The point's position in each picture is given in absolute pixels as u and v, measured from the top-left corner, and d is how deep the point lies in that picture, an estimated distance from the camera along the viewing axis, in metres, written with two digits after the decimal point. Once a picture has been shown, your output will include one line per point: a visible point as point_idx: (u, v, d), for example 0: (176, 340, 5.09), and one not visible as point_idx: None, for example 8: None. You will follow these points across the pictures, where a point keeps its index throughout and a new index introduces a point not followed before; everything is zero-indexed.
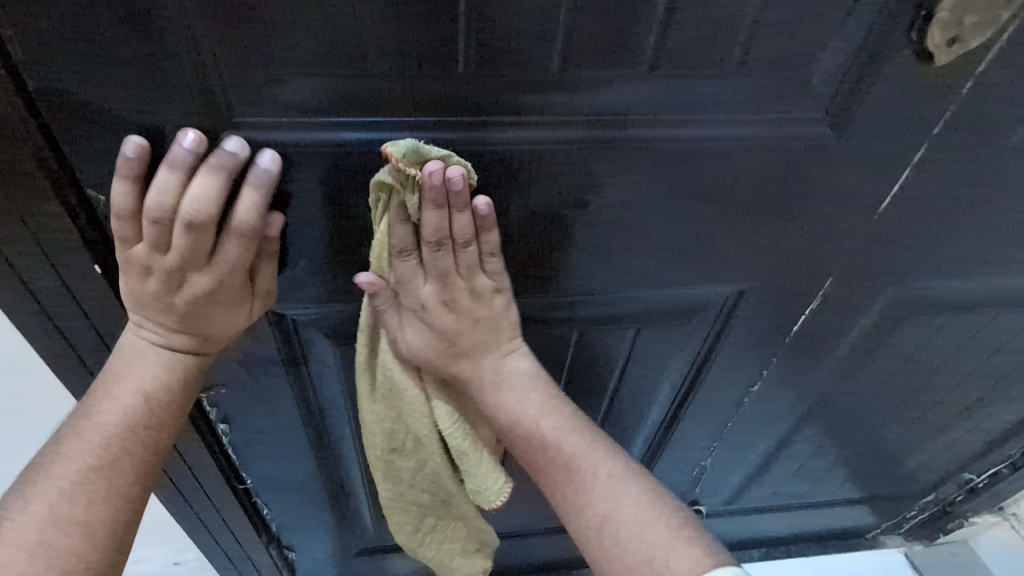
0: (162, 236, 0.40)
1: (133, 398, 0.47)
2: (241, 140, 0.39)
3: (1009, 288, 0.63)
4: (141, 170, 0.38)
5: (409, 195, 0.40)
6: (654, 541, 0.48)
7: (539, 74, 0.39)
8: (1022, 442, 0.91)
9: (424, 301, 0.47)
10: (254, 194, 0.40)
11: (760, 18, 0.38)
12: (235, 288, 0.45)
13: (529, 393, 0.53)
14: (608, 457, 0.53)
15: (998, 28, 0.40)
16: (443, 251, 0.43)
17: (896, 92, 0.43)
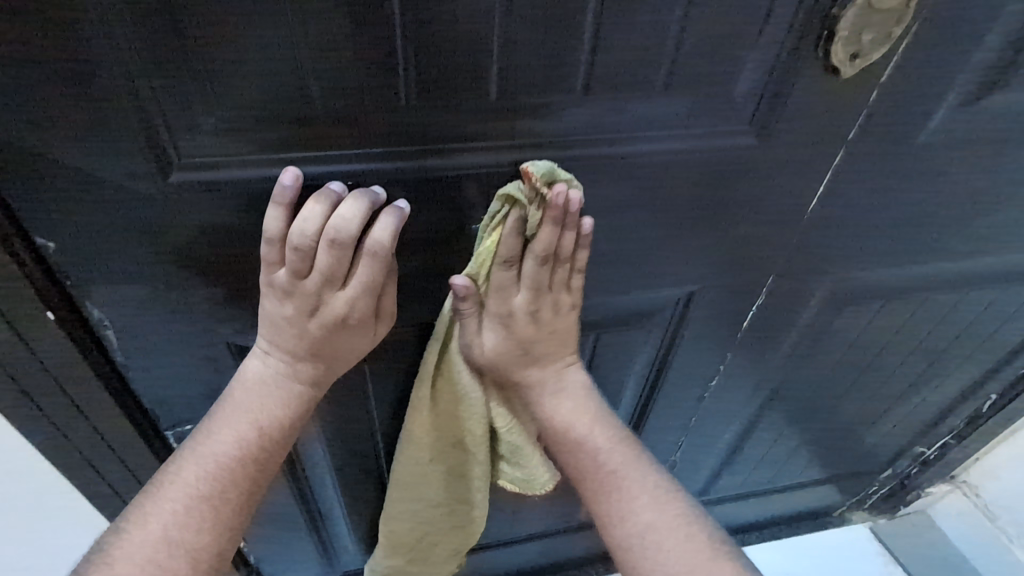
0: (305, 262, 0.44)
1: (246, 428, 0.52)
2: (342, 182, 0.43)
3: (938, 275, 0.68)
4: (291, 198, 0.41)
5: (533, 210, 0.43)
6: (695, 553, 0.54)
7: (478, 103, 0.42)
8: (965, 412, 0.97)
9: (509, 312, 0.51)
10: (392, 217, 0.43)
11: (681, 43, 0.42)
12: (362, 313, 0.48)
13: (585, 402, 0.59)
14: (653, 470, 0.58)
15: (895, 44, 0.44)
16: (533, 267, 0.47)
17: (810, 105, 0.46)
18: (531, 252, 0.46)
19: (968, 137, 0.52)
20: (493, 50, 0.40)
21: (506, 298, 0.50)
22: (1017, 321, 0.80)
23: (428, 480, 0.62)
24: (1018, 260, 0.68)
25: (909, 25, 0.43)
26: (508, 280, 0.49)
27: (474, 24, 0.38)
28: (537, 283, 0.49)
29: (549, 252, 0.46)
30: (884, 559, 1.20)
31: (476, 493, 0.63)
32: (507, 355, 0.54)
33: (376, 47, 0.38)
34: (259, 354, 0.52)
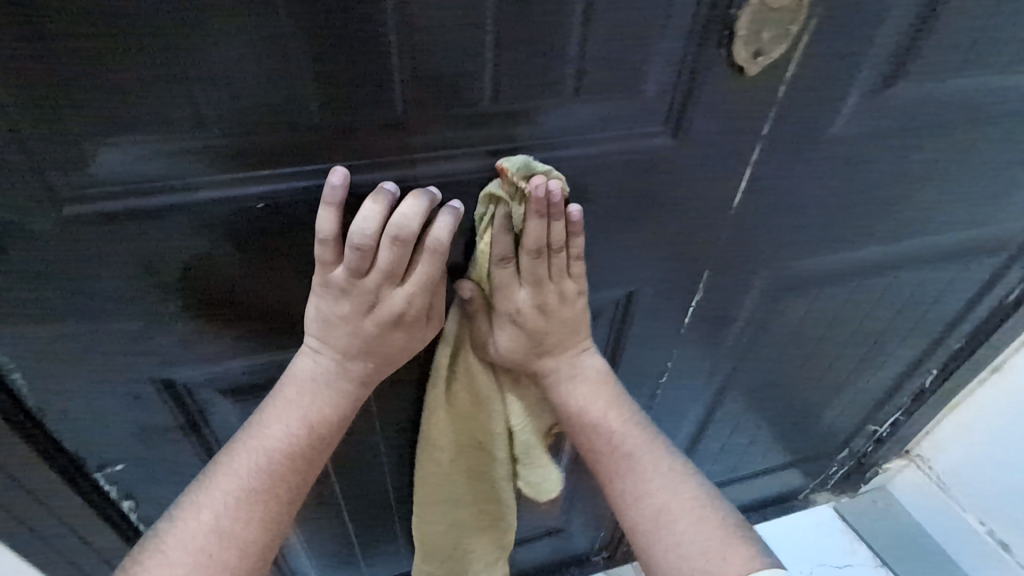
0: (365, 260, 0.45)
1: (298, 424, 0.53)
2: (394, 183, 0.45)
3: (867, 260, 0.70)
4: (344, 198, 0.42)
5: (516, 206, 0.46)
6: (710, 537, 0.52)
7: (386, 117, 0.42)
8: (911, 388, 1.01)
9: (514, 309, 0.52)
10: (451, 216, 0.45)
11: (586, 48, 0.42)
12: (416, 309, 0.50)
13: (604, 386, 0.59)
14: (666, 453, 0.58)
15: (794, 41, 0.45)
16: (530, 262, 0.48)
17: (721, 102, 0.47)
18: (523, 248, 0.47)
19: (877, 126, 0.54)
20: (396, 58, 0.39)
21: (511, 296, 0.52)
22: (948, 300, 0.83)
23: (459, 482, 0.63)
24: (942, 241, 0.71)
25: (806, 21, 0.44)
26: (511, 278, 0.50)
27: (369, 32, 0.38)
28: (536, 277, 0.50)
29: (541, 245, 0.47)
30: (848, 537, 1.22)
31: (504, 493, 0.65)
32: (517, 350, 0.55)
33: (271, 57, 0.37)
34: (310, 351, 0.52)
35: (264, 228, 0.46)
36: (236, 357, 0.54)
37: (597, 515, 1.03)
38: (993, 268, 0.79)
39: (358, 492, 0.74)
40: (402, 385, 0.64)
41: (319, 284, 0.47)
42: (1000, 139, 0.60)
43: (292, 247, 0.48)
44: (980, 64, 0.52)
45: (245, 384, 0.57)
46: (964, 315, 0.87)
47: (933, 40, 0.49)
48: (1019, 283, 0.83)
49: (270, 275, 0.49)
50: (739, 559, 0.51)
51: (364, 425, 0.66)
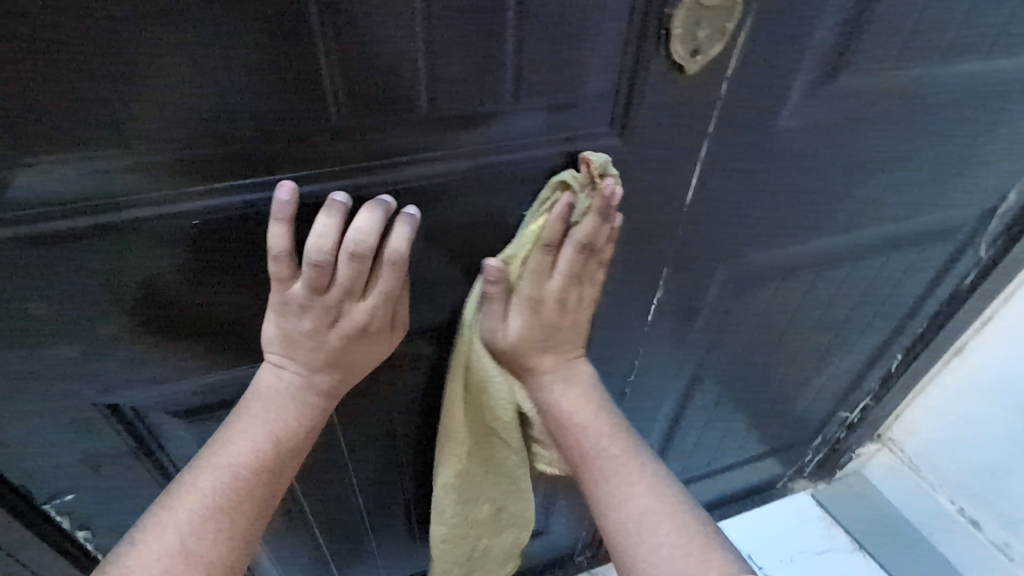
0: (324, 276, 0.45)
1: (263, 439, 0.50)
2: (345, 194, 0.43)
3: (824, 250, 0.71)
4: (294, 214, 0.42)
5: (582, 196, 0.48)
6: (692, 540, 0.50)
7: (319, 127, 0.41)
8: (879, 373, 1.02)
9: (538, 298, 0.49)
10: (406, 225, 0.44)
11: (521, 52, 0.41)
12: (379, 321, 0.49)
13: (587, 393, 0.56)
14: (649, 458, 0.55)
15: (731, 39, 0.45)
16: (571, 256, 0.47)
17: (663, 102, 0.47)
18: (570, 239, 0.47)
19: (822, 119, 0.54)
20: (324, 59, 0.38)
21: (540, 284, 0.49)
22: (908, 286, 0.84)
23: (470, 472, 0.63)
24: (896, 228, 0.72)
25: (741, 19, 0.44)
26: (544, 265, 0.48)
27: (293, 33, 0.37)
28: (572, 272, 0.48)
29: (590, 242, 0.47)
30: (825, 522, 1.23)
31: (520, 473, 0.66)
32: (531, 340, 0.52)
33: (191, 63, 0.36)
34: (272, 367, 0.50)
35: (207, 246, 0.45)
36: (185, 379, 0.53)
37: (576, 515, 1.03)
38: (948, 253, 0.80)
39: (327, 507, 0.73)
40: (367, 398, 0.63)
41: (276, 301, 0.46)
42: (943, 127, 0.61)
43: (238, 264, 0.47)
44: (917, 56, 0.53)
45: (197, 405, 0.55)
46: (924, 300, 0.88)
47: (868, 34, 0.49)
48: (975, 267, 0.85)
49: (217, 293, 0.48)
50: (718, 564, 0.48)
51: (328, 439, 0.65)
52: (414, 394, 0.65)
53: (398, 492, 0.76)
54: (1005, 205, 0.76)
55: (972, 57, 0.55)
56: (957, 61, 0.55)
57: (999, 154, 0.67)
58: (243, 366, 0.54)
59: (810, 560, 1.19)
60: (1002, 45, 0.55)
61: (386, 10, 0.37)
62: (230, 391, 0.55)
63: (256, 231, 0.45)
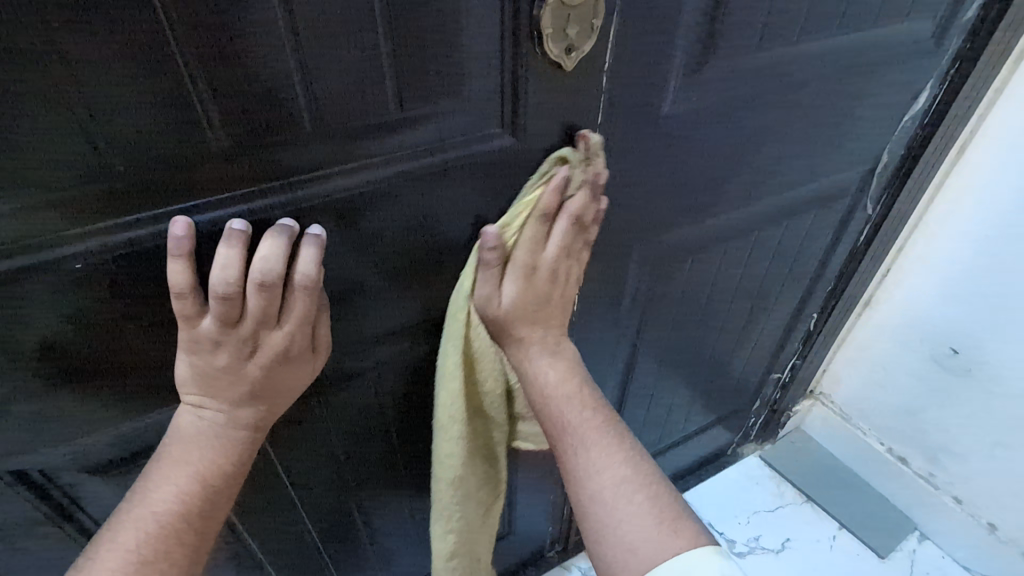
0: (233, 308, 0.43)
1: (188, 483, 0.48)
2: (243, 220, 0.43)
3: (728, 224, 0.75)
4: (191, 247, 0.41)
5: (578, 171, 0.52)
6: (662, 509, 0.49)
7: (201, 153, 0.40)
8: (801, 332, 1.09)
9: (533, 266, 0.52)
10: (315, 247, 0.44)
11: (399, 61, 0.42)
12: (300, 346, 0.48)
13: (570, 370, 0.56)
14: (626, 434, 0.54)
15: (601, 34, 0.47)
16: (564, 228, 0.51)
17: (547, 98, 0.49)
18: (565, 211, 0.51)
19: (702, 102, 0.58)
20: (192, 80, 0.37)
21: (535, 252, 0.52)
22: (811, 247, 0.90)
23: (470, 458, 0.63)
24: (789, 196, 0.77)
25: (608, 14, 0.46)
26: (541, 234, 0.51)
27: (149, 55, 0.36)
28: (564, 242, 0.52)
29: (581, 216, 0.51)
30: (775, 481, 1.29)
31: (501, 455, 0.68)
32: (526, 307, 0.53)
33: (47, 97, 0.35)
34: (191, 408, 0.49)
35: (101, 289, 0.43)
36: (96, 432, 0.50)
37: (539, 513, 1.03)
38: (841, 212, 0.87)
39: (276, 542, 0.71)
40: (300, 426, 0.62)
41: (185, 339, 0.45)
42: (813, 99, 0.66)
43: (139, 305, 0.45)
44: (776, 35, 0.57)
45: (114, 458, 0.53)
46: (828, 259, 0.95)
47: (727, 19, 0.53)
48: (866, 223, 0.92)
49: (120, 337, 0.46)
50: (687, 533, 0.48)
51: (265, 474, 0.63)
52: (350, 413, 0.64)
53: (350, 517, 0.75)
54: (882, 163, 0.82)
55: (826, 34, 0.60)
56: (813, 37, 0.60)
57: (867, 119, 0.73)
58: (159, 410, 0.52)
59: (765, 517, 1.23)
60: (850, 19, 0.60)
61: (249, 26, 0.37)
62: (147, 439, 0.53)
63: (154, 267, 0.44)
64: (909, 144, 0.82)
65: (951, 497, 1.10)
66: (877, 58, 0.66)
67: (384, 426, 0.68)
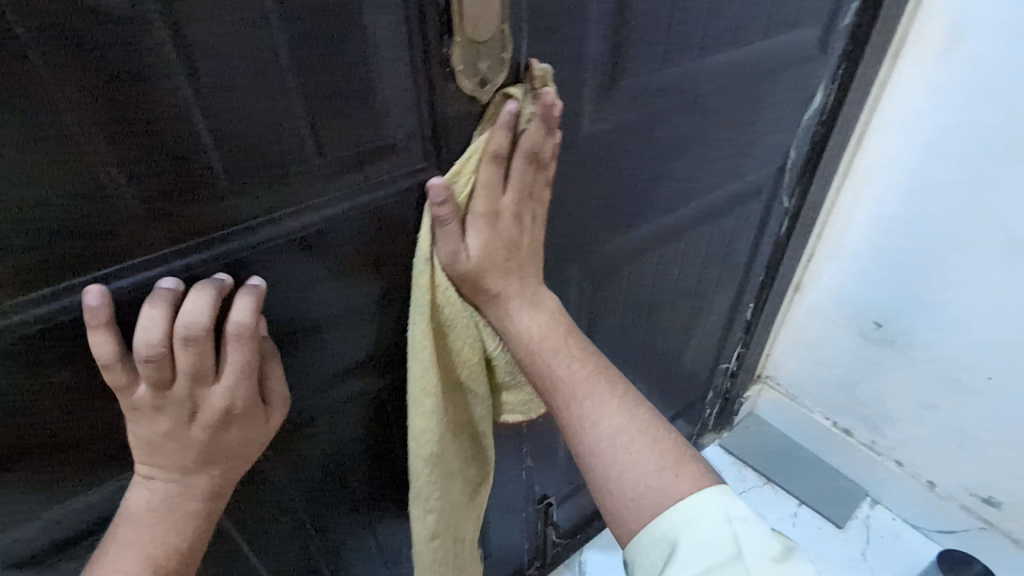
0: (162, 369, 0.42)
1: (139, 565, 0.46)
2: (173, 277, 0.42)
3: (659, 229, 0.78)
4: (110, 315, 0.40)
5: (528, 104, 0.48)
6: (664, 453, 0.51)
7: (116, 219, 0.39)
8: (741, 321, 1.15)
9: (495, 210, 0.50)
10: (248, 296, 0.43)
11: (313, 109, 0.42)
12: (243, 403, 0.46)
13: (553, 320, 0.55)
14: (621, 383, 0.55)
15: (512, 66, 0.48)
16: (521, 167, 0.49)
17: (467, 131, 0.50)
18: (519, 147, 0.48)
19: (618, 119, 0.61)
20: (92, 140, 0.36)
21: (495, 198, 0.49)
22: (739, 243, 0.95)
23: (447, 436, 0.62)
24: (712, 197, 0.82)
25: (516, 47, 0.48)
26: (496, 177, 0.49)
27: (37, 119, 0.34)
28: (523, 181, 0.50)
29: (536, 151, 0.48)
30: (736, 467, 1.34)
31: (486, 436, 0.68)
32: (492, 258, 0.51)
33: None
34: (141, 480, 0.47)
35: (42, 360, 0.42)
36: (30, 519, 0.48)
37: (514, 532, 1.02)
38: (761, 207, 0.92)
39: None
40: (250, 485, 0.59)
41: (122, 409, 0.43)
42: (720, 107, 0.70)
43: (84, 371, 0.44)
44: (678, 53, 0.61)
45: (51, 545, 0.50)
46: (755, 252, 1.00)
47: (631, 42, 0.56)
48: (785, 215, 0.98)
49: (64, 405, 0.45)
50: (690, 477, 0.50)
51: (218, 540, 0.60)
52: (303, 465, 0.62)
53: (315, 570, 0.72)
54: (791, 160, 0.88)
55: (724, 48, 0.64)
56: (713, 52, 0.63)
57: (772, 121, 0.78)
58: (122, 476, 0.51)
59: None
60: (745, 33, 0.65)
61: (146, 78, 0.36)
62: (87, 517, 0.51)
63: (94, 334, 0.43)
64: (813, 140, 0.88)
65: (895, 462, 1.17)
66: (773, 65, 0.71)
67: (341, 472, 0.66)
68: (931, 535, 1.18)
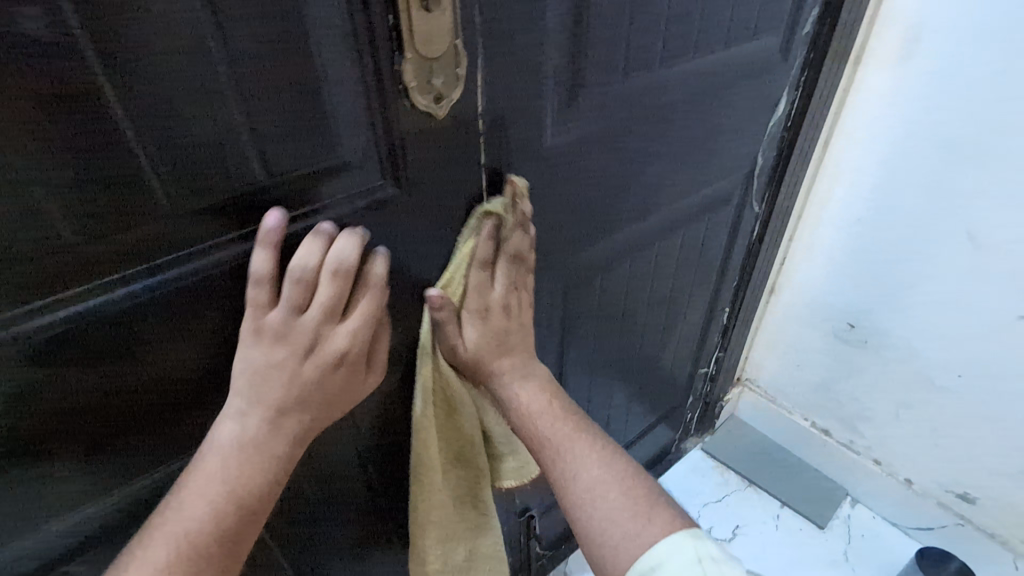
0: (305, 294, 0.45)
1: (224, 502, 0.44)
2: (330, 222, 0.47)
3: (629, 238, 0.78)
4: (278, 238, 0.44)
5: (507, 213, 0.55)
6: (638, 500, 0.53)
7: (54, 245, 0.38)
8: (718, 325, 1.15)
9: (486, 307, 0.56)
10: (383, 258, 0.49)
11: (256, 128, 0.41)
12: (359, 347, 0.49)
13: (543, 392, 0.59)
14: (600, 439, 0.58)
15: (467, 82, 0.48)
16: (506, 268, 0.56)
17: (424, 147, 0.49)
18: (502, 252, 0.55)
19: (580, 132, 0.60)
20: (80, 139, 0.36)
21: (485, 295, 0.56)
22: (712, 248, 0.96)
23: (450, 506, 0.67)
24: (682, 204, 0.82)
25: (470, 62, 0.47)
26: (484, 279, 0.55)
27: None
28: (510, 278, 0.56)
29: (518, 252, 0.55)
30: (718, 470, 1.34)
31: (491, 507, 0.71)
32: (486, 348, 0.57)
33: None
34: (234, 414, 0.46)
35: (67, 358, 0.42)
36: None
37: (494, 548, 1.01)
38: (732, 212, 0.93)
39: None
40: None
41: (250, 331, 0.45)
42: (684, 117, 0.70)
43: (109, 371, 0.45)
44: (639, 65, 0.61)
45: None
46: (729, 256, 1.01)
47: (590, 55, 0.56)
48: (757, 219, 0.99)
49: (87, 407, 0.45)
50: (661, 521, 0.52)
51: None
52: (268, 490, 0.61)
53: None
54: (759, 166, 0.89)
55: (686, 58, 0.64)
56: (674, 63, 0.64)
57: (737, 128, 0.79)
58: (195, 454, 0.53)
59: (714, 508, 1.27)
60: (705, 43, 0.65)
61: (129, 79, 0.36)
62: (27, 565, 0.48)
63: (119, 333, 0.43)
64: (780, 145, 0.89)
65: (872, 460, 1.18)
66: (736, 74, 0.72)
67: (309, 495, 0.65)
68: (910, 532, 1.19)
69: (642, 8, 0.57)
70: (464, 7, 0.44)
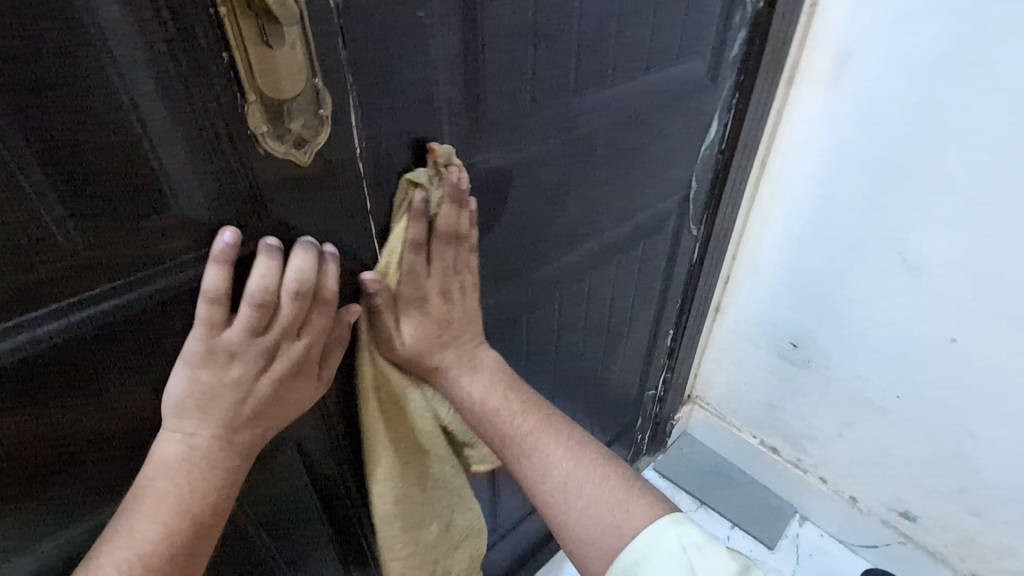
0: (264, 316, 0.42)
1: (177, 519, 0.41)
2: (274, 237, 0.43)
3: (557, 271, 0.73)
4: (233, 255, 0.40)
5: (434, 187, 0.49)
6: (613, 488, 0.52)
7: None
8: (663, 345, 1.11)
9: (422, 295, 0.52)
10: (335, 261, 0.45)
11: (46, 182, 0.34)
12: (314, 358, 0.47)
13: (495, 377, 0.58)
14: (567, 429, 0.56)
15: (336, 122, 0.42)
16: (442, 247, 0.51)
17: (290, 196, 0.43)
18: (436, 234, 0.50)
19: (488, 168, 0.55)
20: None
21: (420, 284, 0.52)
22: (650, 272, 0.92)
23: (405, 510, 0.62)
24: (613, 233, 0.77)
25: (338, 101, 0.41)
26: (420, 261, 0.51)
27: None
28: (446, 261, 0.52)
29: (454, 229, 0.50)
30: (670, 491, 1.31)
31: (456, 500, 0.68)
32: (427, 338, 0.54)
33: None
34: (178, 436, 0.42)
35: None
36: None
37: None
38: (670, 234, 0.89)
39: None
40: None
41: (197, 351, 0.41)
42: (607, 148, 0.66)
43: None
44: (550, 95, 0.56)
45: None
46: (669, 279, 0.97)
47: (490, 87, 0.50)
48: (696, 240, 0.95)
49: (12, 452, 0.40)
50: (640, 510, 0.50)
51: None
52: None
53: None
54: (693, 190, 0.86)
55: (603, 87, 0.60)
56: (590, 92, 0.59)
57: (667, 153, 0.75)
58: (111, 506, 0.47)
59: None
60: (624, 71, 0.61)
61: None
62: None
63: (27, 375, 0.38)
64: (715, 168, 0.86)
65: (818, 478, 1.17)
66: (661, 100, 0.68)
67: None
68: (856, 549, 1.19)
69: (548, 36, 0.52)
70: (321, 42, 0.38)
